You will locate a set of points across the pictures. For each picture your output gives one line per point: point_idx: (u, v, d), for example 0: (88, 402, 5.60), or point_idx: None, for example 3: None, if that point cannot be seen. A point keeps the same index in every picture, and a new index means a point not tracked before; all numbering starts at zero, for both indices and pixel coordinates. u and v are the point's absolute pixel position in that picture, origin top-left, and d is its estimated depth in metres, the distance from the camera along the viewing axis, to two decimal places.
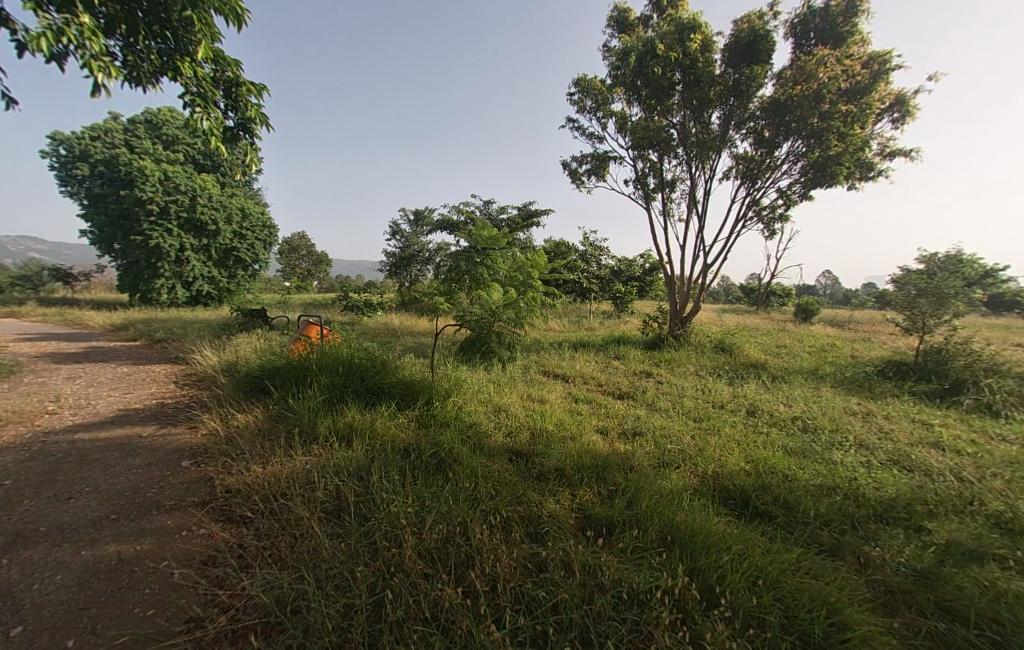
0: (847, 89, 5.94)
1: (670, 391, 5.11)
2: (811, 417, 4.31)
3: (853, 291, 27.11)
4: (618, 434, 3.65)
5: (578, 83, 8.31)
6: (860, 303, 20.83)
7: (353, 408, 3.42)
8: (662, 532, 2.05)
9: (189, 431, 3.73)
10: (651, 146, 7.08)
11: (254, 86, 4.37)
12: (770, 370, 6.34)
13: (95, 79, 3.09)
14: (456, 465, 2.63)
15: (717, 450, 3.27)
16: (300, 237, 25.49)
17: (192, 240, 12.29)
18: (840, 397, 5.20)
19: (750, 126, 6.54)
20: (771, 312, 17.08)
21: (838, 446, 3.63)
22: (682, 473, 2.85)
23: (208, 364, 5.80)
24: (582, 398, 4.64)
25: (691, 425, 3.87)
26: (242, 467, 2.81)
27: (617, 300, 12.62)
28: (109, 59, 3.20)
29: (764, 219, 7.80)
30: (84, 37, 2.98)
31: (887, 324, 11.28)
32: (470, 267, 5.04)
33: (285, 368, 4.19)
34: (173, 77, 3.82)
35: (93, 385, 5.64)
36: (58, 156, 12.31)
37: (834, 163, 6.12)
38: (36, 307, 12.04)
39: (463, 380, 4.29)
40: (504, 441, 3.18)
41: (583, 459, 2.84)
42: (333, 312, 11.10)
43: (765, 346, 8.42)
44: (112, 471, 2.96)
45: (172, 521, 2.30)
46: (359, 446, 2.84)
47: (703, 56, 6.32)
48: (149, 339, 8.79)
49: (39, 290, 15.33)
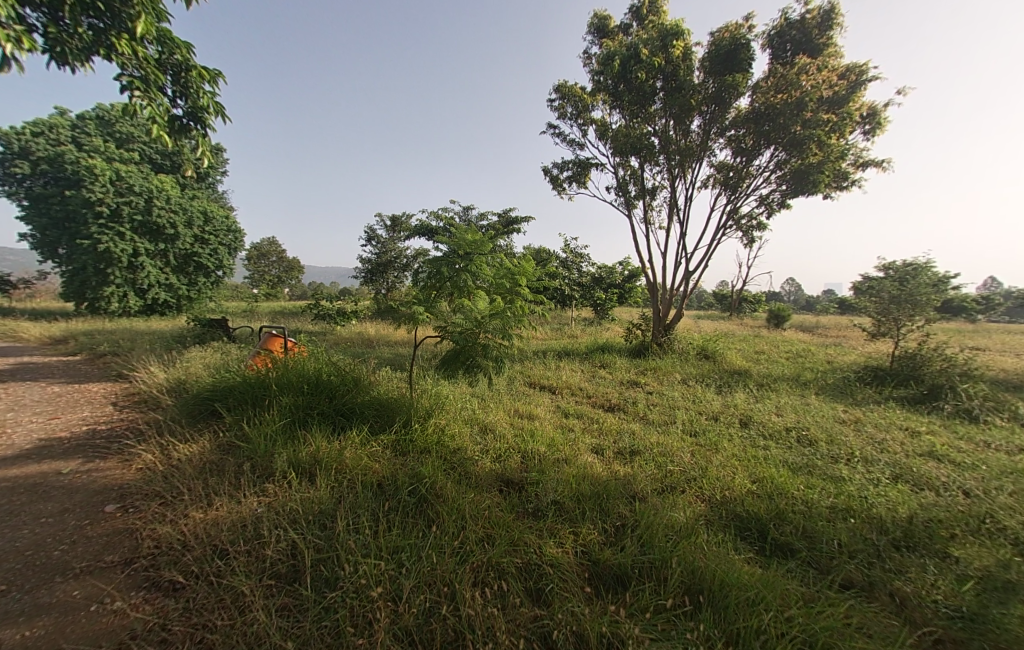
0: (826, 99, 5.92)
1: (661, 403, 4.87)
2: (806, 428, 4.13)
3: (817, 300, 28.04)
4: (615, 454, 3.37)
5: (559, 88, 8.17)
6: (823, 309, 21.57)
7: (317, 435, 3.00)
8: (684, 585, 1.79)
9: (121, 466, 3.30)
10: (634, 153, 6.98)
11: (208, 72, 3.93)
12: (755, 378, 6.23)
13: (3, 50, 2.60)
14: (438, 503, 2.27)
15: (722, 470, 3.02)
16: (269, 242, 24.39)
17: (147, 245, 11.40)
18: (829, 404, 5.08)
19: (730, 134, 6.50)
20: (744, 318, 17.36)
21: (839, 458, 3.42)
22: (690, 499, 2.57)
23: (158, 382, 5.22)
24: (572, 413, 4.34)
25: (688, 441, 3.63)
26: (174, 517, 2.48)
27: (597, 307, 12.51)
28: (23, 30, 2.73)
29: (742, 228, 7.81)
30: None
31: (855, 330, 11.50)
32: (452, 274, 4.38)
33: (242, 389, 3.72)
34: (105, 55, 3.33)
35: (18, 409, 4.96)
36: None
37: (816, 172, 6.10)
38: None
39: (444, 397, 3.92)
40: (491, 469, 2.83)
41: (582, 488, 2.53)
42: (302, 321, 10.47)
43: (745, 352, 8.39)
44: (14, 522, 2.58)
45: (77, 594, 1.97)
46: (322, 485, 2.44)
47: (684, 64, 6.24)
48: (92, 353, 7.98)
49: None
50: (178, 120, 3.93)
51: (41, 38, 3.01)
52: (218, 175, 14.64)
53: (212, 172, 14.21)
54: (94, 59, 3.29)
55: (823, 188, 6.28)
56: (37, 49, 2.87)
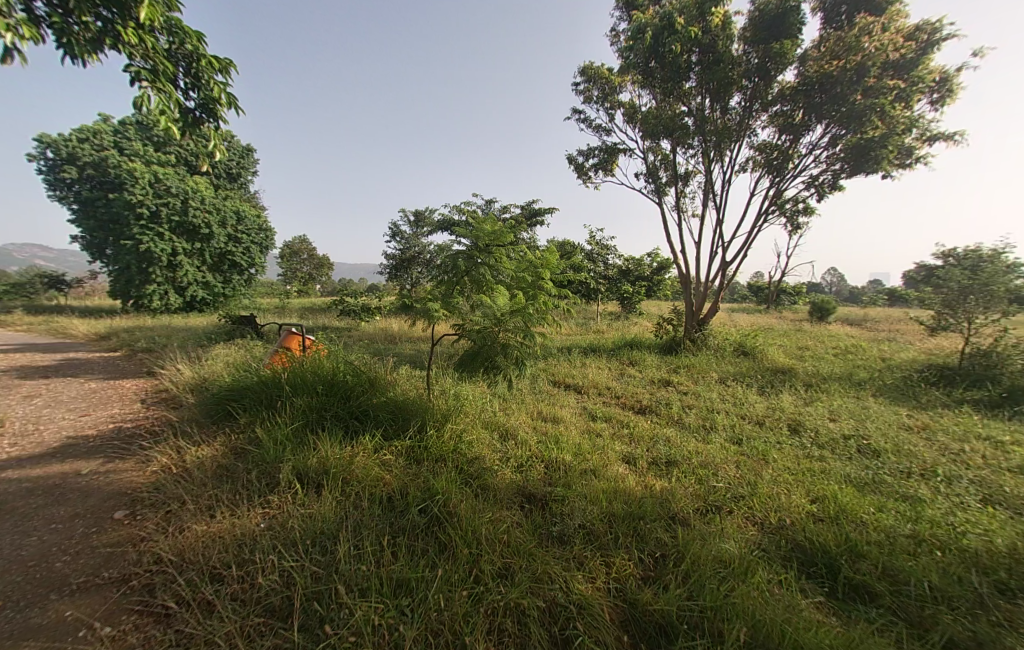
0: (890, 64, 5.33)
1: (698, 405, 4.49)
2: (866, 436, 3.67)
3: (861, 293, 26.43)
4: (649, 463, 3.04)
5: (584, 71, 7.78)
6: (870, 300, 20.20)
7: (328, 440, 2.80)
8: (742, 644, 1.51)
9: (138, 468, 3.21)
10: (665, 135, 6.57)
11: (219, 62, 3.76)
12: (801, 377, 5.72)
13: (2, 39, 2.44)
14: (451, 524, 2.03)
15: (774, 486, 2.66)
16: (301, 240, 24.77)
17: (185, 244, 11.69)
18: (890, 407, 4.56)
19: (775, 110, 6.02)
20: (783, 311, 16.47)
21: (912, 474, 2.98)
22: (739, 522, 2.24)
23: (183, 380, 5.21)
24: (599, 416, 4.02)
25: (731, 451, 3.26)
26: (177, 528, 2.34)
27: (624, 301, 12.05)
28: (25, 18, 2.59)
29: (786, 213, 7.24)
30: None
31: (910, 325, 10.59)
32: (471, 267, 4.26)
33: (256, 388, 3.59)
34: (114, 46, 3.16)
35: (54, 406, 5.04)
36: (46, 159, 11.73)
37: (878, 146, 5.51)
38: (22, 316, 11.48)
39: (463, 398, 3.68)
40: (512, 481, 2.57)
41: (613, 507, 2.24)
42: (328, 317, 10.49)
43: (787, 348, 7.82)
44: (25, 527, 2.50)
45: (70, 617, 1.85)
46: (327, 499, 2.24)
47: (723, 34, 5.77)
48: (131, 349, 8.18)
49: (32, 299, 14.77)
50: (191, 113, 3.79)
51: (47, 29, 2.86)
52: (250, 175, 14.90)
53: (244, 172, 14.47)
54: (103, 50, 3.12)
55: (886, 166, 5.68)
56: (41, 39, 2.72)
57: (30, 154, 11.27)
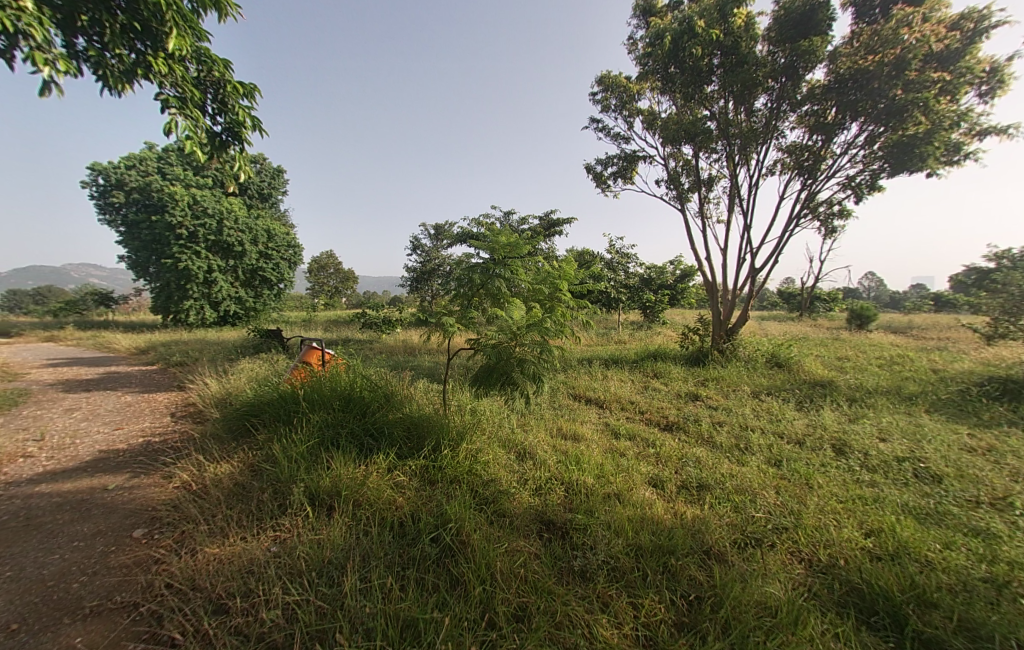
0: (933, 55, 5.00)
1: (730, 421, 4.23)
2: (923, 459, 3.34)
3: (904, 299, 24.99)
4: (678, 487, 2.84)
5: (601, 80, 7.70)
6: (915, 307, 19.05)
7: (341, 459, 2.72)
8: None
9: (161, 484, 3.21)
10: (687, 141, 6.40)
11: (245, 88, 3.73)
12: (843, 391, 5.33)
13: (39, 74, 2.51)
14: (464, 556, 1.94)
15: (820, 516, 2.43)
16: (328, 255, 25.37)
17: (220, 261, 12.12)
18: (946, 425, 4.17)
19: (804, 110, 5.75)
20: (819, 319, 15.68)
21: (981, 504, 2.68)
22: (782, 559, 2.05)
23: (208, 394, 5.31)
24: (622, 433, 3.82)
25: (770, 474, 3.01)
26: (190, 548, 2.29)
27: (648, 310, 11.74)
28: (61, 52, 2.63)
29: (820, 217, 6.90)
30: (23, 23, 2.41)
31: (963, 333, 9.85)
32: (486, 279, 3.93)
33: (274, 403, 3.56)
34: (145, 76, 3.15)
35: (91, 419, 5.20)
36: (97, 185, 12.48)
37: (922, 143, 5.15)
38: (71, 331, 12.15)
39: (480, 414, 3.56)
40: (530, 505, 2.43)
41: (639, 539, 2.08)
42: (351, 330, 10.59)
43: (826, 359, 7.38)
44: (49, 543, 2.52)
45: (79, 643, 1.80)
46: (337, 524, 2.16)
47: (746, 35, 5.57)
48: (165, 362, 8.47)
49: (82, 315, 15.68)
50: (218, 137, 3.76)
51: (84, 63, 2.93)
52: (280, 195, 15.41)
53: (274, 192, 14.97)
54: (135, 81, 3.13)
55: (932, 163, 5.31)
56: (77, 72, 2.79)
57: (83, 181, 11.98)
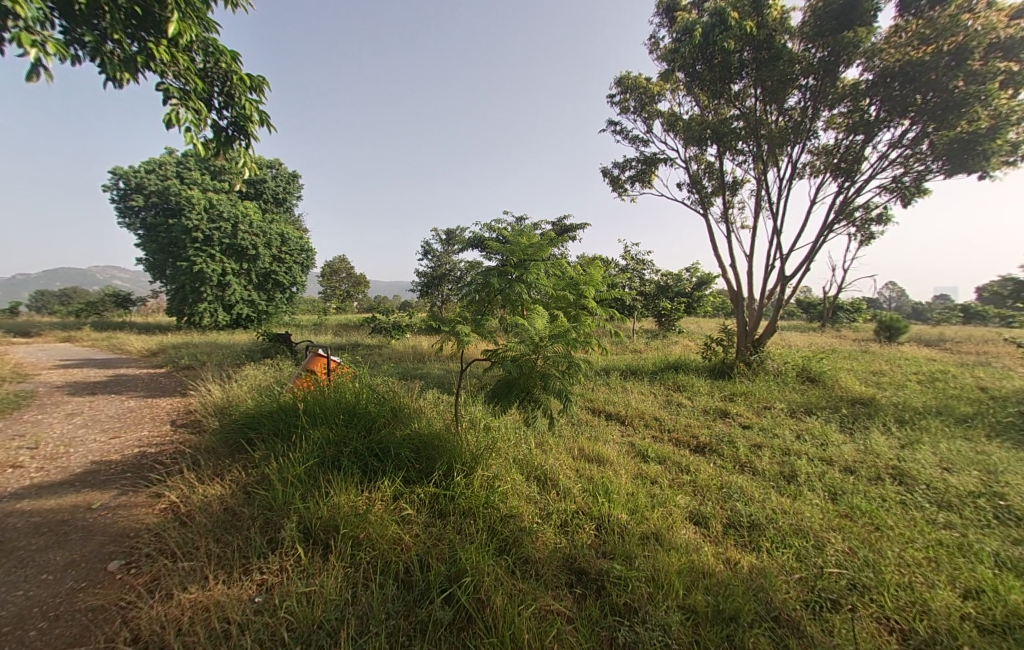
0: (997, 45, 4.64)
1: (769, 443, 3.85)
2: (1003, 495, 2.93)
3: (931, 310, 24.11)
4: (726, 526, 2.46)
5: (619, 81, 7.40)
6: (943, 319, 18.31)
7: (340, 484, 2.39)
8: None
9: (148, 503, 2.91)
10: (712, 141, 6.04)
11: (254, 81, 3.43)
12: (890, 411, 4.90)
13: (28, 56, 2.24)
14: (483, 623, 1.62)
15: (903, 570, 2.07)
16: (340, 259, 25.26)
17: (234, 264, 12.00)
18: (1016, 453, 3.74)
19: (842, 110, 5.40)
20: (843, 330, 15.07)
21: None
22: (870, 633, 1.71)
23: (210, 401, 5.04)
24: (652, 456, 3.44)
25: (831, 513, 2.62)
26: (167, 589, 1.97)
27: (665, 319, 11.33)
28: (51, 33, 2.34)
29: (857, 222, 6.48)
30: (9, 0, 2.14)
31: (1007, 349, 9.25)
32: (505, 286, 3.60)
33: (273, 417, 3.27)
34: (146, 64, 2.87)
35: (90, 426, 4.96)
36: (117, 189, 12.46)
37: (985, 140, 4.75)
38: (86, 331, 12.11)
39: (496, 434, 3.22)
40: (557, 547, 2.09)
41: (694, 601, 1.75)
42: (361, 334, 10.38)
43: (861, 373, 6.94)
44: (16, 575, 2.21)
45: None
46: (331, 573, 1.85)
47: (778, 30, 5.25)
48: (174, 365, 8.30)
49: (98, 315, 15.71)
50: (224, 132, 3.46)
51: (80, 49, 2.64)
52: (294, 199, 15.33)
53: (288, 197, 14.88)
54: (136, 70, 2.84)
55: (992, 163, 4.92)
56: (73, 58, 2.51)
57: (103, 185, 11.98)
